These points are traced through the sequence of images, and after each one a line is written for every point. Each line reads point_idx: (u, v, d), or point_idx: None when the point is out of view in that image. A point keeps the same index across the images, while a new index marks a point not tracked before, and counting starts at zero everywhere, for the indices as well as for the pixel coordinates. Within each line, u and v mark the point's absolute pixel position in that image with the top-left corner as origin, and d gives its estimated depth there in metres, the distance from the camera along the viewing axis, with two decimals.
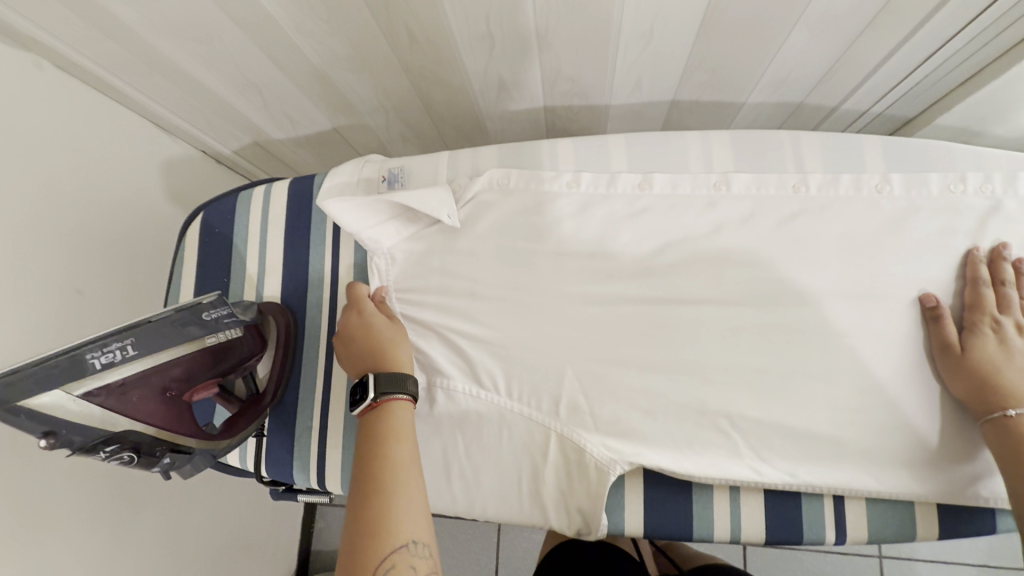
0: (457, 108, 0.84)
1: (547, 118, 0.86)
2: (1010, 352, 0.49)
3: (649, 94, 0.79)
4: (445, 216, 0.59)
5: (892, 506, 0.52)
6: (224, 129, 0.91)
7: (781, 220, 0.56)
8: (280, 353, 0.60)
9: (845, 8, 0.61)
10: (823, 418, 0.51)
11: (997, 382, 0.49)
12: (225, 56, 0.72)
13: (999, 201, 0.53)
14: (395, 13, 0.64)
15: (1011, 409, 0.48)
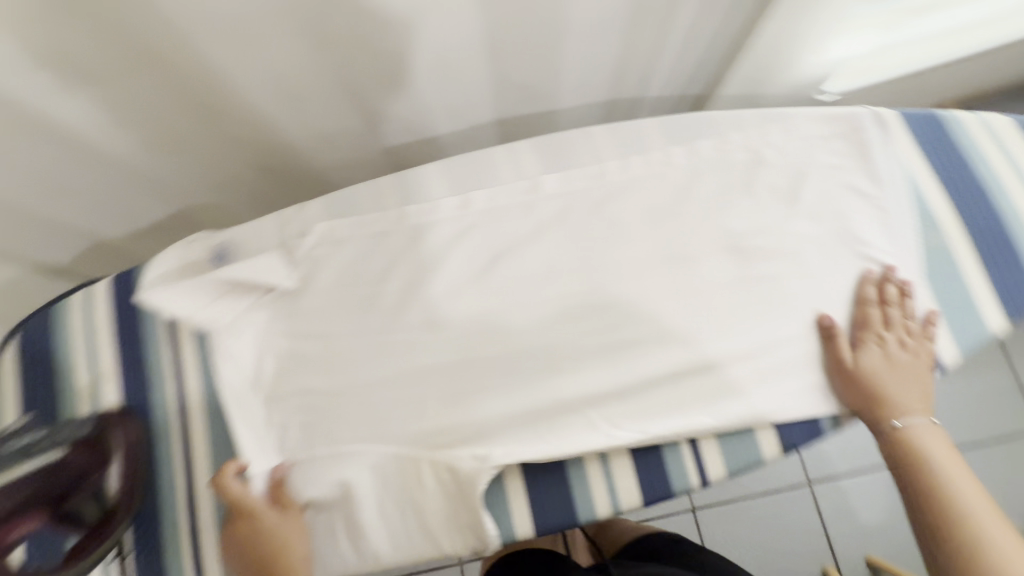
0: (291, 166, 0.84)
1: (388, 159, 0.88)
2: (898, 366, 0.55)
3: (472, 118, 0.83)
4: (279, 279, 0.59)
5: (746, 441, 0.55)
6: (61, 238, 0.82)
7: (589, 207, 0.61)
8: (125, 462, 0.56)
9: (603, 13, 0.68)
10: (664, 374, 0.55)
11: (887, 397, 0.55)
12: (23, 164, 0.66)
13: (757, 151, 0.62)
14: (186, 85, 0.63)
15: (899, 418, 0.54)
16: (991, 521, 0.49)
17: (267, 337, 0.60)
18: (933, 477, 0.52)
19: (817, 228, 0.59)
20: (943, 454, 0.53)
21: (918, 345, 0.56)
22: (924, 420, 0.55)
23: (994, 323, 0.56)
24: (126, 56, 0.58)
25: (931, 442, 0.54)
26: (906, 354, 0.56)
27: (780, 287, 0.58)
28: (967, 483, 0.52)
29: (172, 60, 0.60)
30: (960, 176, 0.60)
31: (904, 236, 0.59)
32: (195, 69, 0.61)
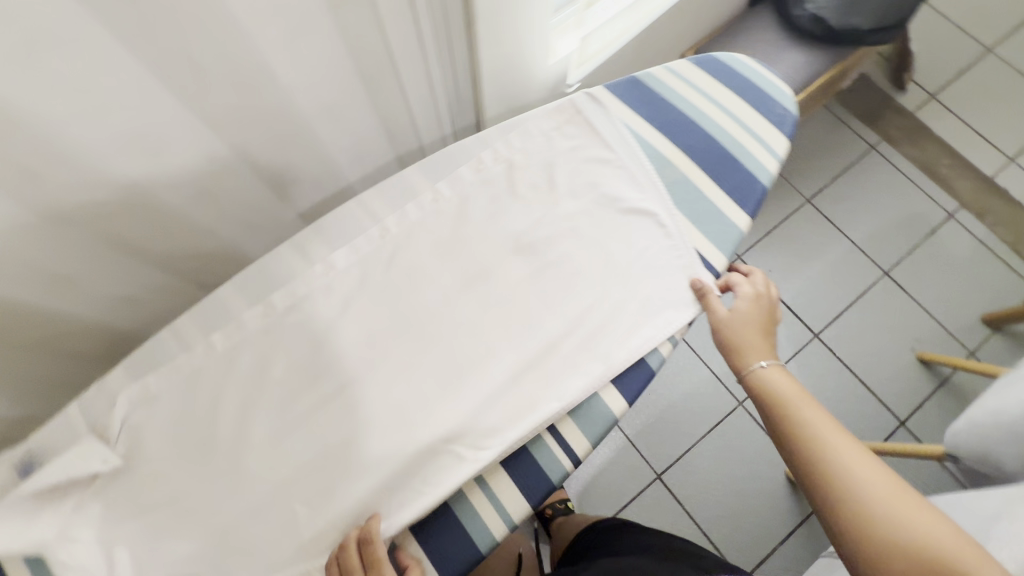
0: (97, 341, 0.79)
1: (204, 290, 0.86)
2: (753, 321, 0.62)
3: (268, 221, 0.85)
4: (100, 463, 0.56)
5: (594, 408, 0.59)
6: None
7: (383, 264, 0.64)
8: None
9: (335, 94, 0.72)
10: (502, 382, 0.59)
11: (748, 345, 0.60)
12: None
13: (507, 160, 0.69)
14: None
15: (763, 361, 0.59)
16: (854, 452, 0.50)
17: (108, 528, 0.55)
18: (797, 416, 0.54)
19: (580, 203, 0.66)
20: (804, 398, 0.56)
21: (767, 306, 0.64)
22: (785, 368, 0.59)
23: (740, 221, 0.66)
24: None
25: (791, 386, 0.57)
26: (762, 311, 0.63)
27: (571, 262, 0.64)
28: (831, 422, 0.53)
29: None
30: (670, 118, 0.71)
31: (648, 182, 0.67)
32: None
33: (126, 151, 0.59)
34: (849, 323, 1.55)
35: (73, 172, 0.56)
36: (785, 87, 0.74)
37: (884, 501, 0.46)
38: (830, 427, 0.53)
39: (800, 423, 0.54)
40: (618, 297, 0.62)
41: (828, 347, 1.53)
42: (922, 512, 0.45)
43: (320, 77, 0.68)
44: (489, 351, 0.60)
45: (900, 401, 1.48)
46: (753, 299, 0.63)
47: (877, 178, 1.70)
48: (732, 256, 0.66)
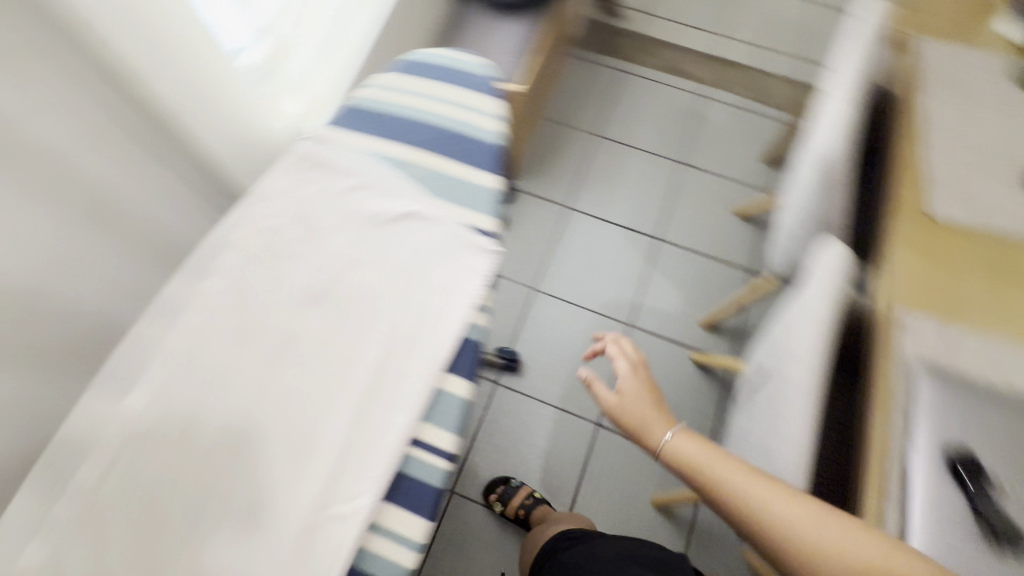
0: None
1: None
2: (635, 398, 0.82)
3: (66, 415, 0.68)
4: None
5: (444, 402, 0.62)
6: None
7: (182, 382, 0.60)
8: None
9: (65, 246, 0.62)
10: (348, 428, 0.59)
11: (648, 426, 0.80)
12: None
13: (262, 227, 0.68)
14: None
15: (669, 433, 0.78)
16: (752, 484, 0.68)
17: None
18: (705, 472, 0.73)
19: (349, 235, 0.68)
20: (699, 445, 0.75)
21: (643, 380, 0.84)
22: (683, 433, 0.77)
23: (489, 181, 0.72)
24: None
25: (695, 448, 0.75)
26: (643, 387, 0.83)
27: (363, 290, 0.65)
28: (727, 462, 0.72)
29: None
30: (394, 125, 0.75)
31: (399, 189, 0.71)
32: None
33: None
34: (666, 216, 1.83)
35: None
36: (477, 58, 0.82)
37: (782, 516, 0.65)
38: (711, 457, 0.73)
39: (702, 468, 0.73)
40: (419, 299, 0.65)
41: (659, 240, 1.79)
42: (829, 521, 0.64)
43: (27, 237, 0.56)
44: (325, 406, 0.60)
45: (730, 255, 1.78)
46: (633, 383, 0.83)
47: (632, 93, 2.03)
48: (498, 214, 0.72)
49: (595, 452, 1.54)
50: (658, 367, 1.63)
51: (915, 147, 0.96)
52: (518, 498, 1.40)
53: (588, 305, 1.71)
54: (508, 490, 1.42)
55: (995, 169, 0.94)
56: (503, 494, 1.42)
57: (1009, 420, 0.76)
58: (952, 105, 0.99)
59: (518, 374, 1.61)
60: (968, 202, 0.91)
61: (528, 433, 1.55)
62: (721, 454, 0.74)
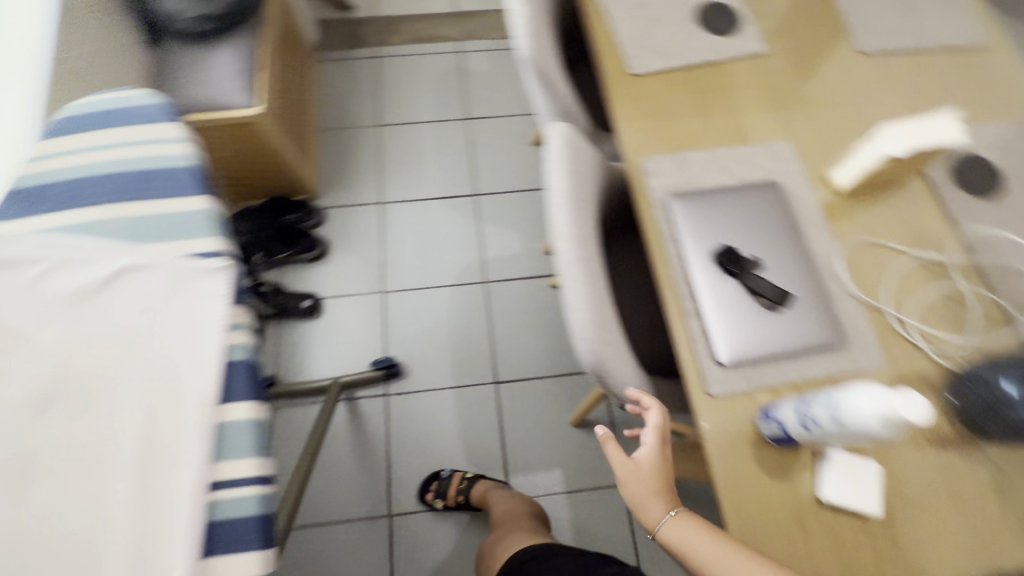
0: None
1: None
2: (647, 472, 0.77)
3: None
4: None
5: (231, 434, 0.58)
6: None
7: None
8: None
9: None
10: (135, 510, 0.54)
11: (645, 504, 0.77)
12: None
13: None
14: None
15: (670, 512, 0.76)
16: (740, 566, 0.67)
17: None
18: (691, 554, 0.72)
19: (55, 323, 0.60)
20: (704, 531, 0.73)
21: (663, 458, 0.78)
22: (684, 514, 0.76)
23: (197, 205, 0.68)
24: None
25: (694, 532, 0.73)
26: (654, 458, 0.78)
27: (96, 370, 0.59)
28: (714, 536, 0.71)
29: None
30: (70, 191, 0.68)
31: (98, 255, 0.64)
32: None
33: None
34: (474, 172, 1.88)
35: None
36: (138, 90, 0.75)
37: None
38: (708, 540, 0.71)
39: (690, 548, 0.72)
40: (164, 350, 0.60)
41: (476, 196, 1.84)
42: None
43: None
44: (100, 503, 0.54)
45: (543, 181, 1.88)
46: (649, 458, 0.78)
47: (396, 73, 2.03)
48: (221, 233, 0.68)
49: (504, 408, 1.58)
50: (525, 307, 1.70)
51: (602, 20, 1.06)
52: (454, 486, 1.42)
53: (440, 282, 1.72)
54: (443, 484, 1.43)
55: (667, 15, 1.06)
56: (440, 490, 1.43)
57: (747, 208, 0.88)
58: None
59: (403, 377, 1.60)
60: (658, 49, 1.02)
61: (436, 424, 1.55)
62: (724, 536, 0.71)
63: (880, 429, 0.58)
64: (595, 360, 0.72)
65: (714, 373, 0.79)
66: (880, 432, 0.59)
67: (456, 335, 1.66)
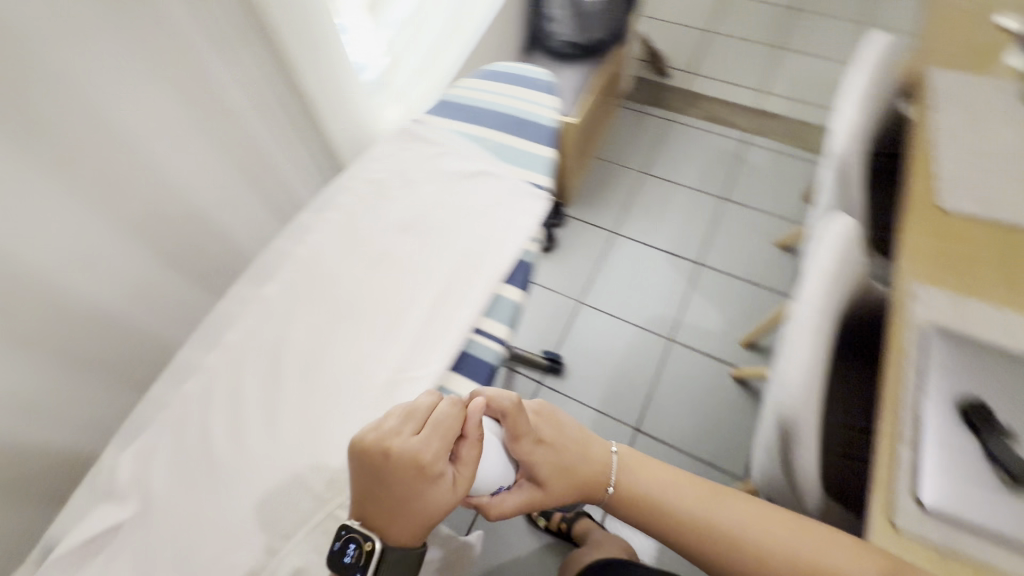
0: (54, 484, 0.79)
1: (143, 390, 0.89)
2: (557, 457, 0.78)
3: (189, 308, 0.92)
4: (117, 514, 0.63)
5: (500, 305, 0.79)
6: None
7: (308, 277, 0.80)
8: None
9: (224, 183, 0.90)
10: (427, 318, 0.75)
11: (580, 467, 0.81)
12: None
13: (375, 177, 0.90)
14: None
15: (608, 483, 0.83)
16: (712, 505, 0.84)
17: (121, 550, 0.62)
18: (648, 495, 0.85)
19: (435, 185, 0.88)
20: (637, 458, 0.88)
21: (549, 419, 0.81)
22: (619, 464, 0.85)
23: (546, 152, 0.92)
24: None
25: (645, 481, 0.86)
26: (550, 425, 0.80)
27: (442, 222, 0.84)
28: (659, 482, 0.86)
29: None
30: (474, 114, 0.98)
31: (473, 158, 0.91)
32: None
33: (58, 252, 0.68)
34: (707, 245, 1.96)
35: (35, 304, 0.67)
36: (540, 68, 1.04)
37: (700, 506, 0.84)
38: (665, 480, 0.87)
39: (647, 495, 0.84)
40: (489, 231, 0.83)
41: (700, 264, 1.92)
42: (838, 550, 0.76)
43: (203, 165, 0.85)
44: (409, 303, 0.77)
45: (765, 279, 1.87)
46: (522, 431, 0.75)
47: (677, 138, 2.23)
48: (551, 175, 0.91)
49: None
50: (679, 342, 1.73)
51: (926, 153, 1.07)
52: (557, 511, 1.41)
53: (631, 319, 1.82)
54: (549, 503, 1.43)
55: (1001, 170, 1.03)
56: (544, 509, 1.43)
57: None
58: (959, 119, 1.11)
59: (561, 379, 1.73)
60: (980, 197, 1.00)
61: None
62: (659, 471, 0.88)
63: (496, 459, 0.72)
64: (792, 422, 0.75)
65: (910, 512, 0.73)
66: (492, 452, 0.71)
67: (621, 370, 1.73)
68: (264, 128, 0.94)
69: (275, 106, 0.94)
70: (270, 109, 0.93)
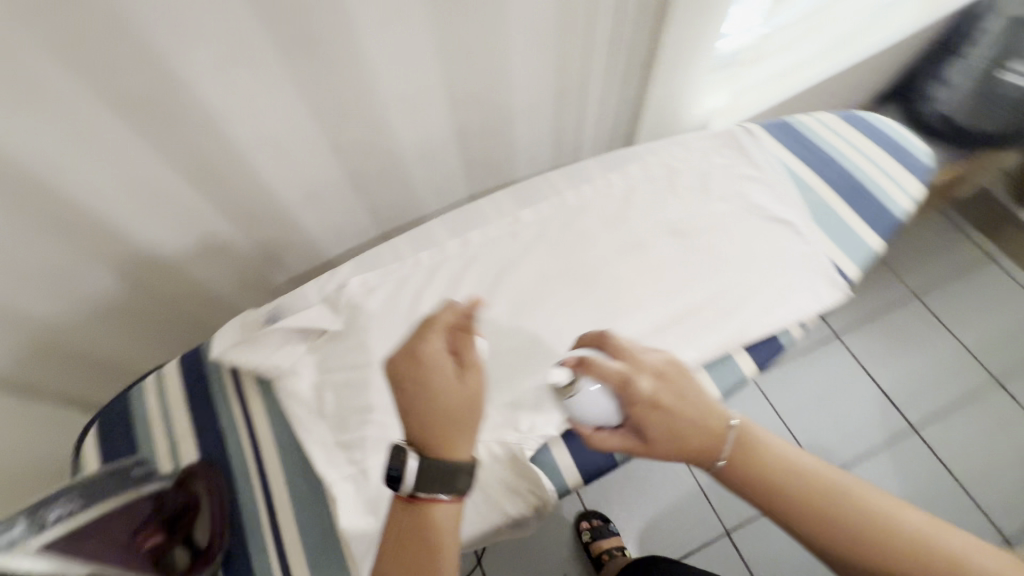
0: (290, 258, 0.94)
1: (379, 231, 1.00)
2: (677, 422, 0.55)
3: (447, 186, 0.99)
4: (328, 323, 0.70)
5: (725, 366, 0.69)
6: (87, 304, 0.78)
7: (562, 223, 0.79)
8: (216, 520, 0.60)
9: (538, 100, 0.91)
10: (647, 331, 0.70)
11: (692, 433, 0.55)
12: (97, 227, 0.69)
13: (674, 163, 0.84)
14: (226, 193, 0.76)
15: (721, 459, 0.56)
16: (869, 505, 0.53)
17: (310, 352, 0.71)
18: (765, 476, 0.55)
19: (729, 206, 0.79)
20: (755, 432, 0.57)
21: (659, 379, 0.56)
22: (735, 437, 0.56)
23: (872, 241, 0.77)
24: (195, 181, 0.71)
25: (760, 453, 0.56)
26: (665, 384, 0.56)
27: (715, 247, 0.75)
28: (782, 460, 0.56)
29: (217, 172, 0.72)
30: (814, 154, 0.84)
31: (786, 199, 0.80)
32: (224, 171, 0.72)
33: (398, 93, 0.76)
34: None
35: (364, 124, 0.78)
36: (923, 144, 0.86)
37: (842, 499, 0.53)
38: (787, 460, 0.56)
39: (766, 476, 0.55)
40: (759, 285, 0.72)
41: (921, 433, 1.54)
42: None
43: (535, 76, 0.85)
44: (638, 305, 0.72)
45: (1014, 515, 1.37)
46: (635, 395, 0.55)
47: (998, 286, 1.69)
48: (863, 269, 0.75)
49: None
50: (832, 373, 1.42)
51: None
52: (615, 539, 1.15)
53: None
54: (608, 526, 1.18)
55: None
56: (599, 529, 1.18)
57: None
58: None
59: None
60: None
61: None
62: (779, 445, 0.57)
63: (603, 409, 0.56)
64: None
65: None
66: (600, 386, 0.56)
67: None
68: (600, 70, 0.90)
69: (621, 56, 0.89)
70: (616, 58, 0.89)
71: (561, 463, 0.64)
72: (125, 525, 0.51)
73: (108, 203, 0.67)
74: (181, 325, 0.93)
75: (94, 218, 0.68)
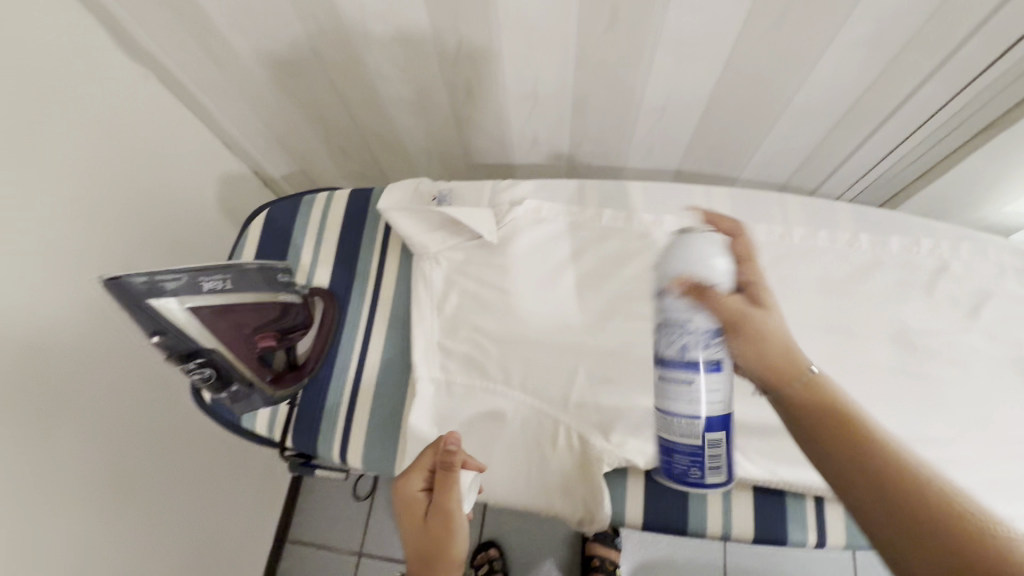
0: (480, 145, 0.91)
1: (570, 161, 0.93)
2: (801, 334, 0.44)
3: (662, 150, 0.88)
4: (486, 233, 0.67)
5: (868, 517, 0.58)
6: (303, 99, 0.83)
7: (773, 258, 0.66)
8: (316, 348, 0.65)
9: (822, 106, 0.74)
10: None
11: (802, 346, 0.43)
12: (339, 34, 0.70)
13: (949, 261, 0.65)
14: (458, 58, 0.72)
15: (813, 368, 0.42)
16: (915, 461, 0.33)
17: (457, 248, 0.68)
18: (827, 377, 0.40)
19: (990, 347, 0.61)
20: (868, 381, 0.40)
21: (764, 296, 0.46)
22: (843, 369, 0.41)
23: None
24: (437, 32, 0.68)
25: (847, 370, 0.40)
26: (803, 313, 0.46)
27: (944, 384, 0.60)
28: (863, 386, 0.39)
29: (460, 31, 0.68)
30: None
31: None
32: (466, 34, 0.68)
33: (676, 28, 0.64)
34: None
35: (620, 48, 0.68)
36: None
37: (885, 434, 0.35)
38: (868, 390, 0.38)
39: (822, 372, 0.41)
40: (978, 460, 0.56)
41: None
42: None
43: (838, 78, 0.68)
44: None
45: None
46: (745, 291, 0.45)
47: None
48: None
49: None
50: None
51: None
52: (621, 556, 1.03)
53: None
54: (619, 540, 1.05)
55: None
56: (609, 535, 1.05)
57: None
58: None
59: None
60: None
61: None
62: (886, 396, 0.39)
63: (728, 267, 0.44)
64: None
65: None
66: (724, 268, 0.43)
67: None
68: (918, 107, 0.70)
69: (959, 104, 0.67)
70: (952, 102, 0.68)
71: (629, 496, 0.59)
72: (252, 320, 0.55)
73: (358, 18, 0.67)
74: (363, 158, 0.98)
75: (341, 25, 0.68)
